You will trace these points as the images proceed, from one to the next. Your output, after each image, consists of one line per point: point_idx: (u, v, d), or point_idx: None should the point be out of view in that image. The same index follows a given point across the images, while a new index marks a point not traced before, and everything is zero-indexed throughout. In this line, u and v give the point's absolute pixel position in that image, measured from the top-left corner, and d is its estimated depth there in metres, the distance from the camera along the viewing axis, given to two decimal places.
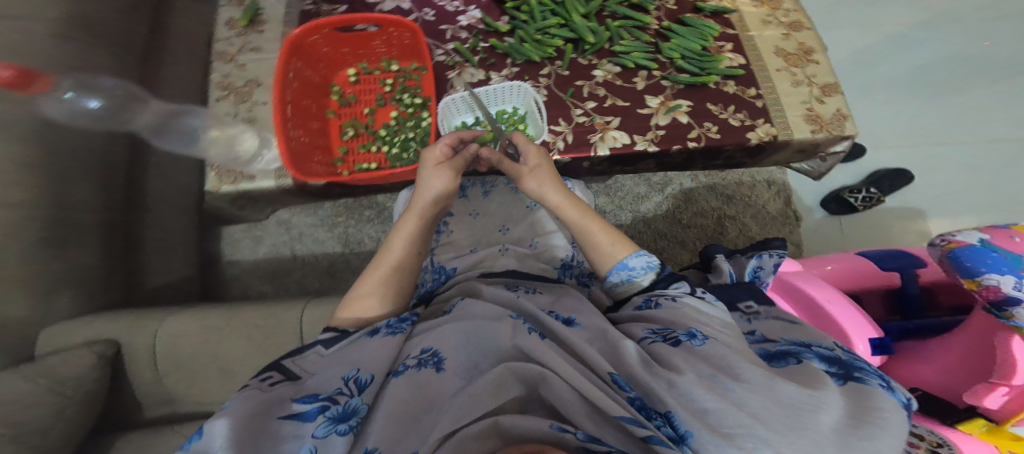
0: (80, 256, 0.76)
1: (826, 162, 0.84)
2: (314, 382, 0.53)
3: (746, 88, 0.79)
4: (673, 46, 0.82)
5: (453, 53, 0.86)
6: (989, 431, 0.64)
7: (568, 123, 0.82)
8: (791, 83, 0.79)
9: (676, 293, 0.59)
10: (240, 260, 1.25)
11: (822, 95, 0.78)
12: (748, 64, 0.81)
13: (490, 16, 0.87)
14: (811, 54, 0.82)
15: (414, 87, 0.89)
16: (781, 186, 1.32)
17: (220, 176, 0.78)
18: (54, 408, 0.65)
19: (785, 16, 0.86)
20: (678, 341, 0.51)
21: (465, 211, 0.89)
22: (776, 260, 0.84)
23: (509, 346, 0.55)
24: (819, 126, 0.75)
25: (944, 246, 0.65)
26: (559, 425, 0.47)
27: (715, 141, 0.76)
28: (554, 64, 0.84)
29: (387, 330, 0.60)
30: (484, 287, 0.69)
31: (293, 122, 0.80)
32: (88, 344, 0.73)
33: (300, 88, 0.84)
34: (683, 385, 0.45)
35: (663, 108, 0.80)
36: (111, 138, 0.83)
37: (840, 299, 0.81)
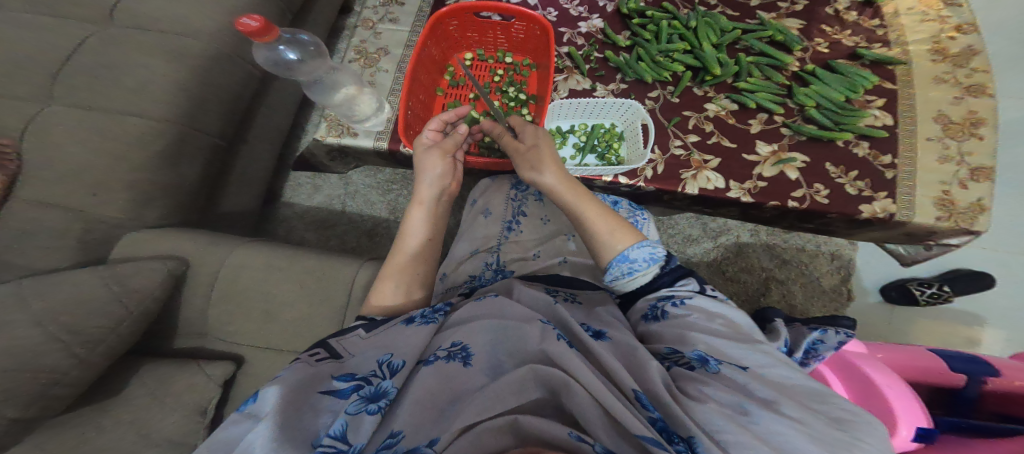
0: (174, 176, 0.78)
1: (932, 251, 0.81)
2: (353, 363, 0.53)
3: (881, 154, 0.75)
4: (810, 92, 0.79)
5: (565, 56, 0.86)
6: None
7: (664, 153, 0.80)
8: (937, 158, 0.73)
9: (684, 293, 0.60)
10: (296, 203, 1.27)
11: (969, 178, 0.71)
12: (893, 126, 0.77)
13: (611, 29, 0.88)
14: (978, 127, 0.75)
15: (521, 82, 0.91)
16: (843, 261, 1.27)
17: (330, 127, 0.82)
18: (112, 321, 0.65)
19: (966, 76, 0.80)
20: (691, 366, 0.51)
21: (538, 214, 0.87)
22: (842, 339, 0.68)
23: (536, 350, 0.50)
24: (947, 213, 0.70)
25: None
26: (578, 433, 0.44)
27: (821, 206, 0.73)
28: (665, 88, 0.83)
29: (421, 319, 0.59)
30: (519, 288, 0.65)
31: (413, 96, 0.84)
32: (164, 260, 0.73)
33: (426, 62, 0.87)
34: (706, 415, 0.44)
35: (773, 158, 0.77)
36: (229, 71, 0.82)
37: (901, 385, 0.72)
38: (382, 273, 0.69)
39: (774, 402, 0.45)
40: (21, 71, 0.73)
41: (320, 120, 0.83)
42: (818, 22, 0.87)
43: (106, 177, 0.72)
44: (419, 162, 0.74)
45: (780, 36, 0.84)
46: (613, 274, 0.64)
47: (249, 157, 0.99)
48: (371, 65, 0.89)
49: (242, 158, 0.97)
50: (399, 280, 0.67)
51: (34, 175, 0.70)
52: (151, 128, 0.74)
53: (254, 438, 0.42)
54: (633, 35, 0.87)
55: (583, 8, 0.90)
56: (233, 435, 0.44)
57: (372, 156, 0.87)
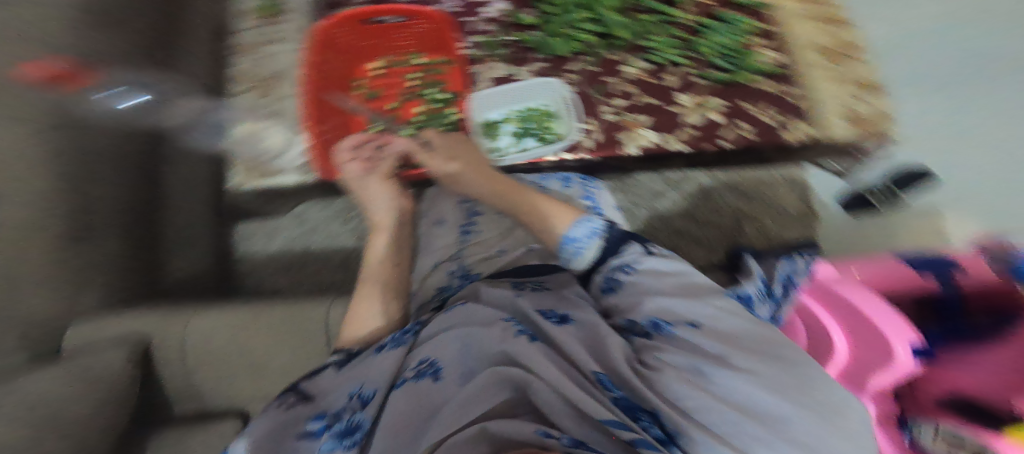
0: (109, 244, 0.73)
1: (861, 163, 0.86)
2: (327, 399, 0.54)
3: (784, 86, 0.81)
4: (708, 41, 0.83)
5: (478, 46, 0.88)
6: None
7: (598, 121, 0.81)
8: (829, 82, 0.81)
9: (631, 258, 0.61)
10: (256, 253, 1.26)
11: (861, 95, 0.80)
12: (785, 63, 0.83)
13: (516, 9, 0.90)
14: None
15: (440, 82, 0.89)
16: (801, 184, 1.31)
17: (247, 173, 1.00)
18: (83, 415, 0.58)
19: None
20: (647, 334, 0.54)
21: (494, 210, 0.87)
22: (808, 265, 0.78)
23: (499, 351, 0.52)
24: (856, 127, 0.77)
25: None
26: (544, 430, 0.43)
27: (751, 142, 0.77)
28: (582, 59, 0.85)
29: (391, 344, 0.59)
30: (484, 290, 0.65)
31: (313, 115, 0.83)
32: (118, 343, 0.68)
33: (323, 79, 0.86)
34: (665, 383, 0.46)
35: (697, 106, 0.80)
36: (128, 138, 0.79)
37: (879, 301, 0.68)
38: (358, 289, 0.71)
39: (723, 357, 0.47)
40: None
41: (236, 166, 1.01)
42: None
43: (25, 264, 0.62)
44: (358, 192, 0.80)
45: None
46: (567, 257, 0.66)
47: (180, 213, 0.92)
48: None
49: (178, 215, 0.91)
50: (372, 303, 0.68)
51: None
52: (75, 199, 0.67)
53: None
54: (539, 13, 0.89)
55: None
56: None
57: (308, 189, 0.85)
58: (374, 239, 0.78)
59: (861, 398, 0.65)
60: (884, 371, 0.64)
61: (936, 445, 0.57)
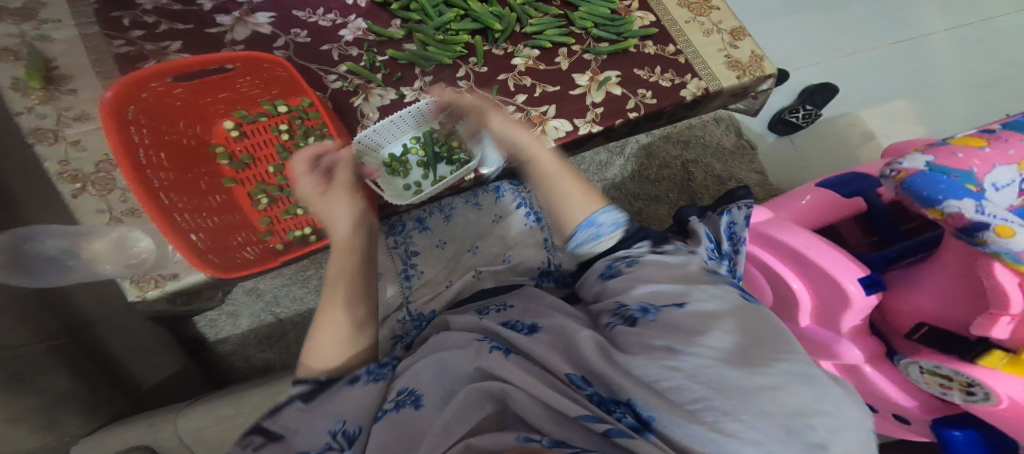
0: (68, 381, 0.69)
1: (759, 99, 0.86)
2: (301, 441, 0.48)
3: (665, 46, 0.80)
4: (584, 15, 0.82)
5: (347, 75, 0.83)
6: (1013, 363, 0.50)
7: (505, 125, 0.78)
8: (702, 34, 0.81)
9: (638, 251, 0.57)
10: (228, 336, 1.22)
11: (733, 40, 0.80)
12: (658, 21, 0.83)
13: (379, 24, 0.88)
14: (711, 0, 0.84)
15: (317, 127, 0.86)
16: (728, 120, 1.33)
17: (139, 284, 0.73)
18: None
19: None
20: (633, 319, 0.48)
21: (432, 243, 0.84)
22: (747, 211, 0.72)
23: (473, 369, 0.51)
24: (742, 70, 0.77)
25: (896, 177, 0.54)
26: (524, 436, 0.41)
27: (653, 107, 0.76)
28: (467, 62, 0.82)
29: (368, 377, 0.54)
30: (454, 319, 0.65)
31: (176, 206, 0.73)
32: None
33: (168, 157, 0.78)
34: (638, 367, 0.42)
35: (594, 84, 0.78)
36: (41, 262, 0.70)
37: (818, 241, 0.67)
38: (318, 316, 0.58)
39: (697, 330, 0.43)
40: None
41: (121, 282, 0.73)
42: None
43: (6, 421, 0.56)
44: (320, 209, 0.67)
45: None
46: (578, 238, 0.60)
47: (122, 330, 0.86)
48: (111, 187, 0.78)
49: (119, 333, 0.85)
50: (332, 334, 0.56)
51: None
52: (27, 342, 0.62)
53: None
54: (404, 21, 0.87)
55: (334, 16, 0.88)
56: None
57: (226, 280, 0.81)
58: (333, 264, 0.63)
59: (841, 343, 0.67)
60: (848, 310, 0.64)
61: (927, 383, 0.58)
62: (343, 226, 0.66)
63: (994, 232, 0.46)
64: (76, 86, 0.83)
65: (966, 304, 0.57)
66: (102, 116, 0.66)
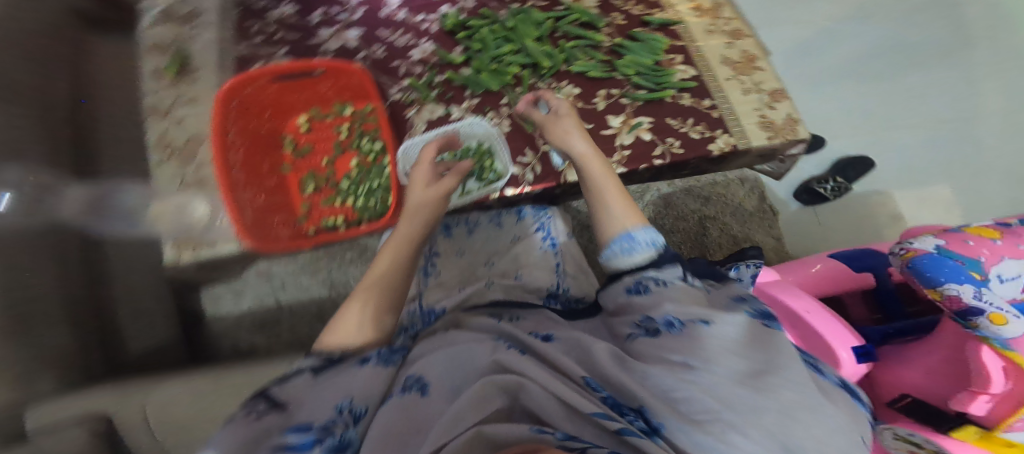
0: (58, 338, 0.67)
1: (785, 164, 0.89)
2: (302, 412, 0.45)
3: (701, 99, 0.83)
4: (628, 63, 0.85)
5: (408, 89, 0.88)
6: (983, 439, 0.53)
7: (534, 152, 0.85)
8: (741, 92, 0.83)
9: (668, 276, 0.55)
10: (227, 314, 1.25)
11: (771, 101, 0.82)
12: (699, 75, 0.85)
13: (445, 48, 0.91)
14: (755, 61, 0.87)
15: (372, 131, 0.89)
16: (753, 183, 1.35)
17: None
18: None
19: (726, 24, 0.91)
20: (658, 332, 0.50)
21: (451, 249, 0.89)
22: (754, 270, 0.75)
23: (489, 361, 0.55)
24: (773, 132, 0.80)
25: (903, 255, 0.57)
26: (538, 427, 0.45)
27: (679, 156, 0.78)
28: (513, 91, 0.87)
29: (378, 360, 0.54)
30: (471, 320, 0.69)
31: (245, 184, 0.81)
32: (79, 423, 0.61)
33: (249, 142, 0.85)
34: (654, 376, 0.45)
35: (626, 127, 0.81)
36: (62, 230, 0.72)
37: (818, 307, 0.67)
38: (354, 294, 0.60)
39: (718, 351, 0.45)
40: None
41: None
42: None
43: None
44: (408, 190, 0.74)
45: (585, 16, 0.90)
46: (614, 249, 0.59)
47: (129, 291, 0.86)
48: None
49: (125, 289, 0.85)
50: (370, 305, 0.59)
51: None
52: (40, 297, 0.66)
53: None
54: (465, 49, 0.90)
55: (410, 36, 0.92)
56: None
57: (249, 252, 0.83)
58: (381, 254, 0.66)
59: None
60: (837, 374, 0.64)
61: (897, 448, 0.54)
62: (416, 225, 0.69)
63: (988, 319, 0.50)
64: (198, 76, 0.98)
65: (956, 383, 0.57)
66: (217, 98, 0.77)
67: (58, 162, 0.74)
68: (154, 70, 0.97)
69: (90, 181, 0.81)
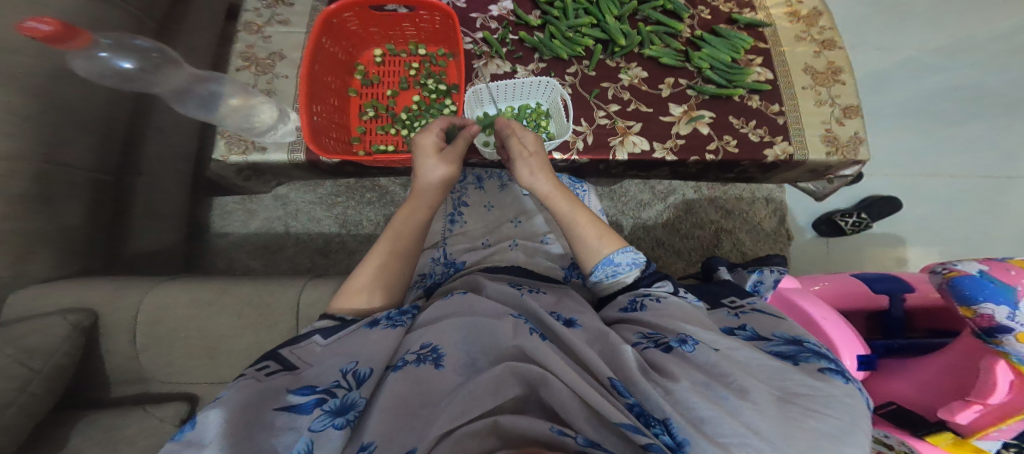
0: (65, 213, 0.74)
1: (833, 184, 0.89)
2: (311, 373, 0.52)
3: (769, 104, 0.81)
4: (704, 56, 0.83)
5: (481, 42, 0.85)
6: (955, 444, 0.66)
7: (590, 124, 0.81)
8: (814, 103, 0.81)
9: (660, 294, 0.63)
10: (231, 232, 1.21)
11: (843, 116, 0.80)
12: (774, 80, 0.83)
13: (522, 9, 0.87)
14: (839, 74, 0.83)
15: (439, 73, 0.88)
16: (777, 205, 1.35)
17: (230, 144, 0.76)
18: (18, 382, 0.62)
19: (819, 33, 0.87)
20: (670, 346, 0.53)
21: (480, 202, 0.88)
22: (777, 275, 0.86)
23: (511, 346, 0.54)
24: (834, 148, 0.78)
25: (946, 274, 0.64)
26: (559, 428, 0.46)
27: (733, 155, 0.78)
28: (581, 63, 0.84)
29: (386, 323, 0.60)
30: (488, 284, 0.69)
31: (317, 98, 0.79)
32: (64, 313, 0.69)
33: (327, 64, 0.82)
34: (680, 393, 0.45)
35: (686, 117, 0.81)
36: (112, 105, 0.80)
37: (835, 317, 0.80)
38: (367, 259, 0.66)
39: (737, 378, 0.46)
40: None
41: (218, 138, 0.76)
42: None
43: None
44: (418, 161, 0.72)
45: (670, 4, 0.87)
46: (597, 275, 0.68)
47: (157, 191, 0.95)
48: (266, 72, 0.82)
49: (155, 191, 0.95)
50: (377, 279, 0.65)
51: None
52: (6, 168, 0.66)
53: None
54: (543, 14, 0.87)
55: None
56: None
57: (292, 169, 0.82)
58: (402, 213, 0.70)
59: None
60: None
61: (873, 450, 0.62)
62: (433, 186, 0.71)
63: (1014, 337, 0.58)
64: None
65: (944, 395, 0.70)
66: (316, 22, 0.76)
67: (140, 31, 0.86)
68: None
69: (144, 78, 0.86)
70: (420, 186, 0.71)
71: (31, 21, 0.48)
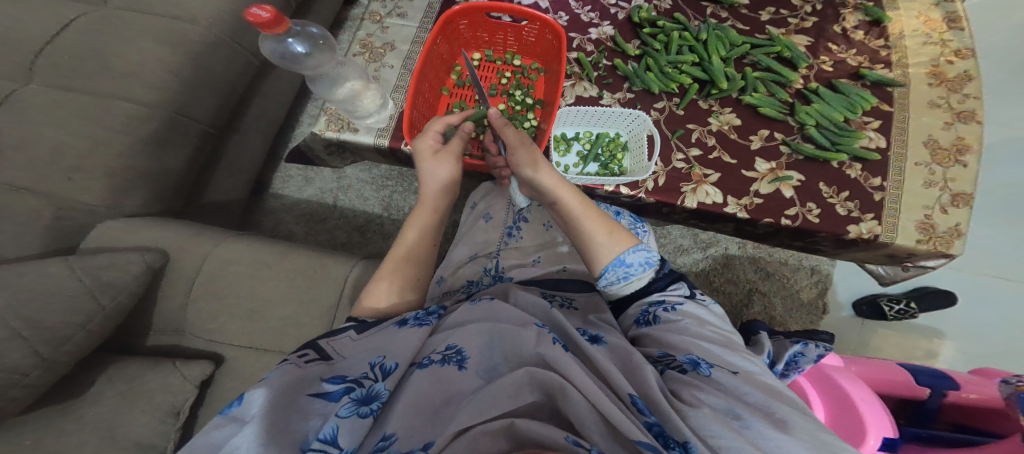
0: (171, 160, 0.77)
1: (910, 272, 0.85)
2: (344, 365, 0.51)
3: (870, 176, 0.78)
4: (811, 111, 0.82)
5: (574, 62, 0.85)
6: None
7: (665, 165, 0.80)
8: (922, 183, 0.77)
9: (676, 298, 0.60)
10: (286, 195, 1.21)
11: (949, 204, 0.74)
12: (886, 149, 0.80)
13: (622, 37, 0.87)
14: (964, 155, 0.78)
15: (528, 87, 0.88)
16: (823, 276, 1.32)
17: (329, 121, 0.76)
18: (82, 317, 0.61)
19: (960, 102, 0.82)
20: (683, 369, 0.51)
21: (540, 220, 0.85)
22: (823, 352, 0.77)
23: (533, 354, 0.49)
24: (927, 237, 0.73)
25: (1017, 387, 0.66)
26: (574, 438, 0.41)
27: (812, 225, 0.76)
28: (671, 100, 0.83)
29: (414, 322, 0.56)
30: (514, 292, 0.64)
31: (421, 93, 0.80)
32: (142, 252, 0.69)
33: (436, 62, 0.83)
34: (697, 420, 0.44)
35: (770, 175, 0.79)
36: (212, 54, 0.79)
37: (874, 400, 0.78)
38: (382, 266, 0.65)
39: (762, 406, 0.45)
40: (13, 30, 0.70)
41: (320, 113, 0.77)
42: (826, 40, 0.91)
43: (82, 161, 0.68)
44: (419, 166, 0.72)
45: (787, 52, 0.87)
46: (608, 280, 0.62)
47: (240, 146, 0.96)
48: (375, 60, 0.83)
49: (233, 146, 0.94)
50: (400, 276, 0.64)
51: (15, 159, 0.65)
52: (143, 114, 0.72)
53: (239, 443, 0.39)
54: (643, 45, 0.86)
55: (595, 14, 0.88)
56: (215, 440, 0.40)
57: (371, 153, 0.82)
58: (411, 219, 0.70)
59: None
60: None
61: None
62: (437, 189, 0.71)
63: None
64: None
65: None
66: (439, 21, 0.78)
67: None
68: None
69: (245, 40, 0.85)
70: (426, 193, 0.71)
71: (257, 9, 0.52)
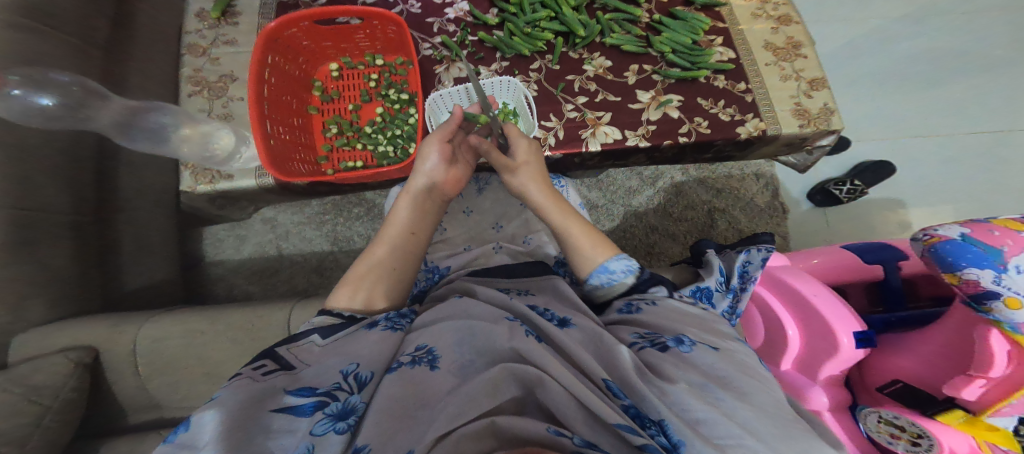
0: (49, 256, 0.73)
1: (813, 156, 0.86)
2: (311, 373, 0.45)
3: (735, 82, 0.80)
4: (663, 40, 0.82)
5: (440, 47, 0.85)
6: (966, 423, 0.59)
7: (559, 118, 0.80)
8: (780, 78, 0.80)
9: (656, 297, 0.57)
10: (225, 259, 1.23)
11: (810, 89, 0.79)
12: (737, 58, 0.82)
13: (479, 9, 0.87)
14: (800, 47, 0.83)
15: (400, 83, 0.91)
16: (768, 179, 1.33)
17: (197, 176, 0.87)
18: (28, 418, 0.63)
19: (774, 9, 0.87)
20: (666, 346, 0.49)
21: (460, 207, 0.86)
22: (765, 254, 0.74)
23: (506, 348, 0.47)
24: (807, 120, 0.77)
25: (926, 240, 0.61)
26: (557, 428, 0.40)
27: (705, 136, 0.76)
28: (543, 58, 0.83)
29: (386, 323, 0.52)
30: (479, 287, 0.61)
31: (273, 119, 0.80)
32: (63, 351, 0.70)
33: (279, 83, 0.84)
34: (675, 395, 0.43)
35: (654, 103, 0.79)
36: (80, 138, 0.79)
37: (828, 293, 0.72)
38: (368, 254, 0.62)
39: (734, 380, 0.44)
40: None
41: (184, 170, 0.87)
42: None
43: None
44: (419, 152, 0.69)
45: None
46: (597, 281, 0.61)
47: (157, 219, 0.98)
48: (219, 95, 0.95)
49: (149, 223, 0.96)
50: (383, 270, 0.60)
51: None
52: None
53: None
54: (500, 12, 0.86)
55: None
56: None
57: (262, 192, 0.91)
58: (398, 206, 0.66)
59: (813, 387, 0.71)
60: (832, 358, 0.68)
61: (879, 431, 0.64)
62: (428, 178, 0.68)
63: (1003, 303, 0.55)
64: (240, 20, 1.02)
65: (947, 369, 0.62)
66: (258, 38, 0.77)
67: (91, 68, 0.82)
68: (200, 12, 1.01)
69: (91, 113, 0.80)
70: (417, 178, 0.68)
71: None
